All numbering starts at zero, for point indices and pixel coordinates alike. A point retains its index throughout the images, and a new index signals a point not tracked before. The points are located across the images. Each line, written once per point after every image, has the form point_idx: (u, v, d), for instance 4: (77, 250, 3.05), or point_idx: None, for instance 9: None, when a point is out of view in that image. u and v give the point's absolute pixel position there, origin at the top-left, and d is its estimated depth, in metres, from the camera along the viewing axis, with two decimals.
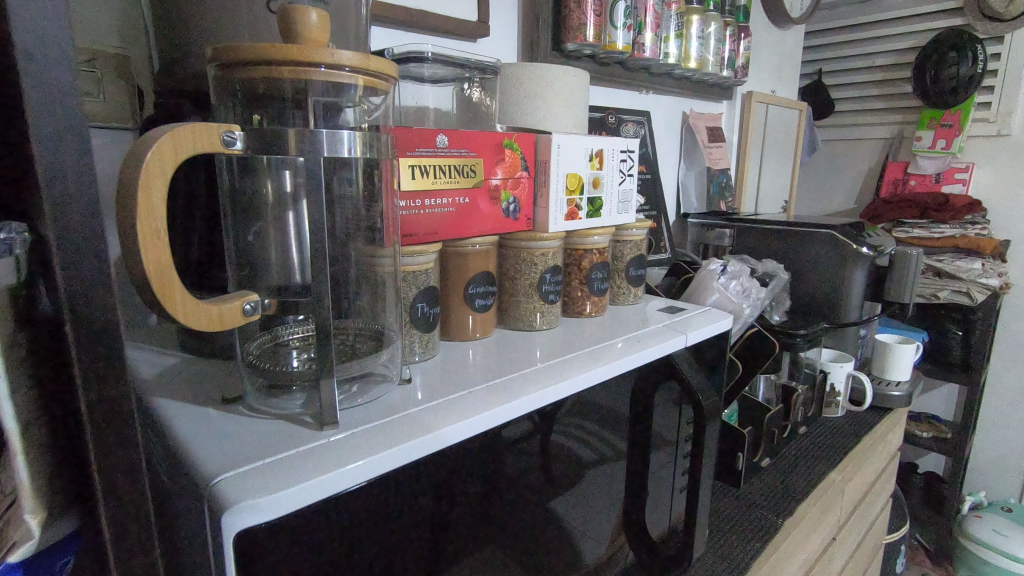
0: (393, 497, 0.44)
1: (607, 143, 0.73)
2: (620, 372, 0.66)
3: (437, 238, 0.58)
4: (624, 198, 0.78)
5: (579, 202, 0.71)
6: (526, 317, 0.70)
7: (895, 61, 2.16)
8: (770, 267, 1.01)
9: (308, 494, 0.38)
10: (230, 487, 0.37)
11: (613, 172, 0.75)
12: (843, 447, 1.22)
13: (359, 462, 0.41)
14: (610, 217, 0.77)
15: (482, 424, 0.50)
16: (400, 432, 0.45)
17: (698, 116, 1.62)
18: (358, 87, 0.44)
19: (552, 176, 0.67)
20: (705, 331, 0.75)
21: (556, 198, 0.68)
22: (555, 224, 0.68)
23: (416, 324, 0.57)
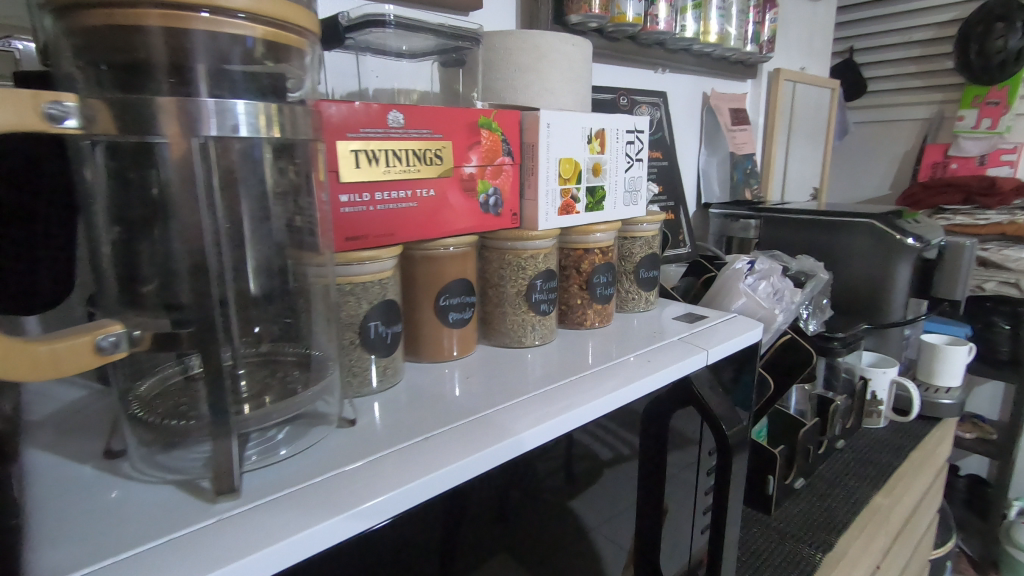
0: (453, 513, 0.40)
1: (610, 122, 0.61)
2: (626, 403, 0.54)
3: (395, 241, 0.47)
4: (631, 187, 0.66)
5: (576, 194, 0.59)
6: (515, 331, 0.59)
7: (936, 36, 1.98)
8: (806, 264, 0.88)
9: (385, 508, 0.36)
10: (282, 513, 0.33)
11: (617, 157, 0.64)
12: (889, 465, 1.08)
13: (410, 483, 0.37)
14: (615, 211, 0.65)
15: (551, 430, 0.47)
16: (469, 440, 0.42)
17: (719, 96, 1.49)
18: (262, 44, 0.33)
19: (542, 162, 0.55)
20: (730, 346, 0.63)
21: (546, 189, 0.56)
22: (545, 221, 0.57)
23: (369, 347, 0.46)
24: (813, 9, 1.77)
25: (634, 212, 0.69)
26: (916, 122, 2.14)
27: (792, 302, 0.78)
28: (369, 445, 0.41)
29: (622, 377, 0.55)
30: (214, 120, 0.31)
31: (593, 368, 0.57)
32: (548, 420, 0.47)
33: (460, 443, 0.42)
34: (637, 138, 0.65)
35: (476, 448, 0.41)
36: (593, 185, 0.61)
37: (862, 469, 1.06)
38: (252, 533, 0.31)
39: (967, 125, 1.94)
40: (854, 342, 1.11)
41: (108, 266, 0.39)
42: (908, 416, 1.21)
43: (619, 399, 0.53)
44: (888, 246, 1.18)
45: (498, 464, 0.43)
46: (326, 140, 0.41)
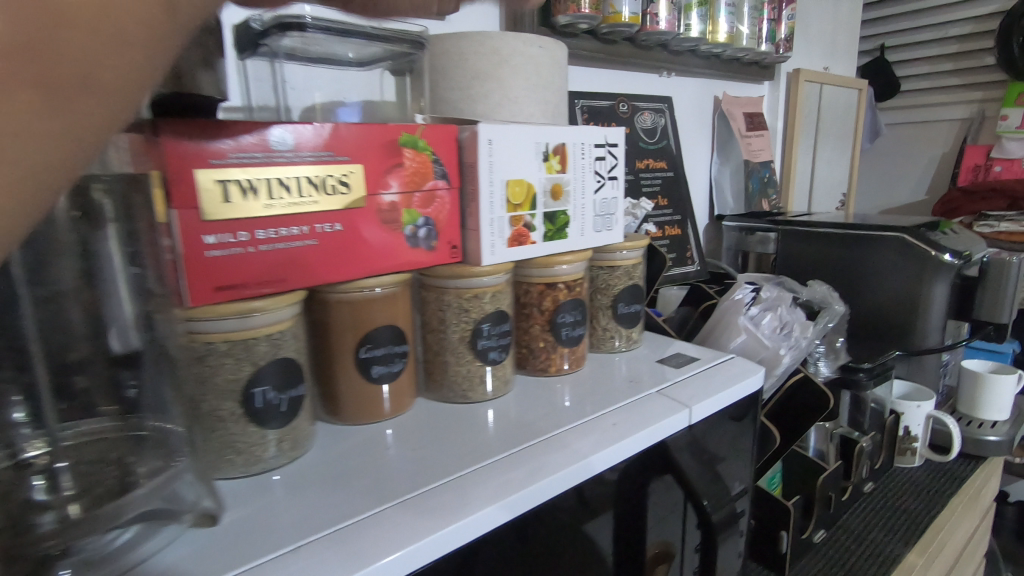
0: (535, 526, 0.41)
1: (572, 136, 0.52)
2: (577, 484, 0.44)
3: (287, 286, 0.39)
4: (602, 211, 0.57)
5: (530, 222, 0.51)
6: (459, 384, 0.50)
7: (974, 31, 1.83)
8: (819, 292, 0.77)
9: (470, 529, 0.37)
10: (296, 565, 0.32)
11: (583, 176, 0.55)
12: (925, 514, 0.95)
13: (487, 508, 0.38)
14: (583, 239, 0.56)
15: (627, 449, 0.47)
16: (501, 480, 0.40)
17: (732, 100, 1.38)
18: None
19: (484, 186, 0.47)
20: (723, 397, 0.53)
21: (490, 218, 0.48)
22: (489, 256, 0.48)
23: (256, 419, 0.38)
24: (836, 4, 1.64)
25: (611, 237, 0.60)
26: (954, 122, 1.98)
27: (803, 337, 0.67)
28: (231, 547, 0.33)
29: (585, 443, 0.46)
30: None
31: (553, 431, 0.47)
32: (510, 493, 0.39)
33: (492, 482, 0.40)
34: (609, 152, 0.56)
35: (505, 493, 0.39)
36: (552, 210, 0.52)
37: (890, 519, 0.93)
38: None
39: (1011, 125, 1.76)
40: (882, 374, 0.99)
41: None
42: (947, 455, 1.07)
43: (579, 472, 0.43)
44: (922, 264, 1.05)
45: (541, 501, 0.41)
46: (168, 170, 0.33)
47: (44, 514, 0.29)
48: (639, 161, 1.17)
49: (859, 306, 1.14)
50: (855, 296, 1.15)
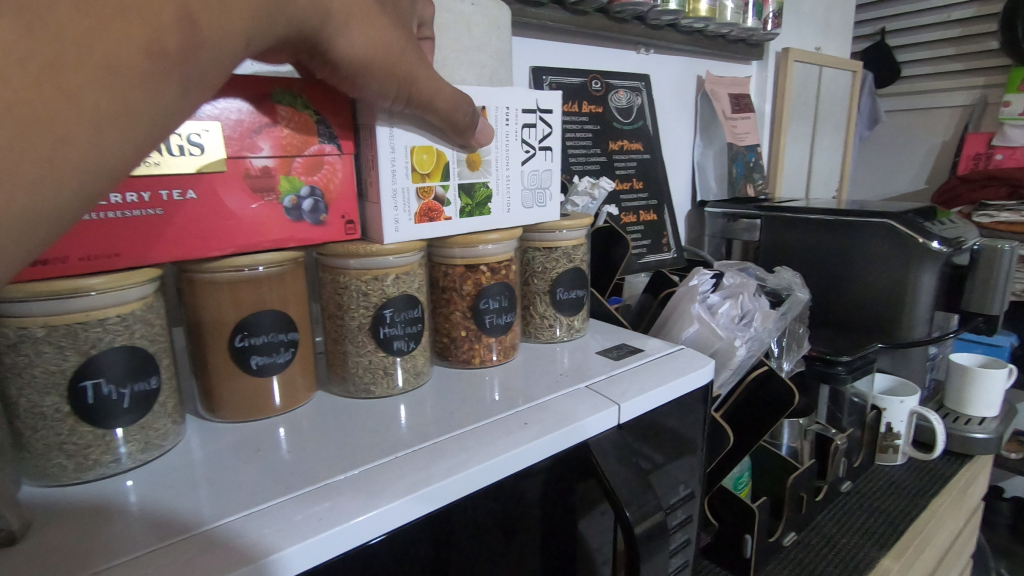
0: (525, 488, 0.41)
1: (493, 100, 0.48)
2: (484, 487, 0.38)
3: (124, 262, 0.34)
4: (532, 186, 0.52)
5: (441, 195, 0.46)
6: (361, 378, 0.45)
7: (977, 13, 1.75)
8: (785, 279, 0.73)
9: (452, 489, 0.36)
10: (228, 540, 0.30)
11: (508, 144, 0.50)
12: (903, 515, 0.89)
13: (479, 465, 0.37)
14: (508, 215, 0.51)
15: (622, 413, 0.45)
16: (396, 479, 0.35)
17: (716, 79, 1.31)
18: None
19: (385, 151, 0.42)
20: (663, 392, 0.48)
21: (391, 189, 0.43)
22: (392, 233, 0.43)
23: (88, 416, 0.33)
24: None
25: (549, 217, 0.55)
26: (956, 109, 1.91)
27: (764, 328, 0.62)
28: (36, 565, 0.28)
29: (499, 442, 0.40)
30: None
31: (473, 425, 0.42)
32: (422, 487, 0.35)
33: (450, 461, 0.37)
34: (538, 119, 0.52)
35: (397, 497, 0.34)
36: (468, 182, 0.48)
37: (867, 520, 0.88)
38: (228, 545, 0.30)
39: (1014, 111, 1.68)
40: (862, 367, 0.93)
41: None
42: (931, 452, 1.01)
43: (509, 465, 0.39)
44: (907, 252, 0.99)
45: (458, 498, 0.36)
46: None
47: None
48: (613, 143, 1.11)
49: (843, 297, 1.08)
50: (839, 287, 1.08)
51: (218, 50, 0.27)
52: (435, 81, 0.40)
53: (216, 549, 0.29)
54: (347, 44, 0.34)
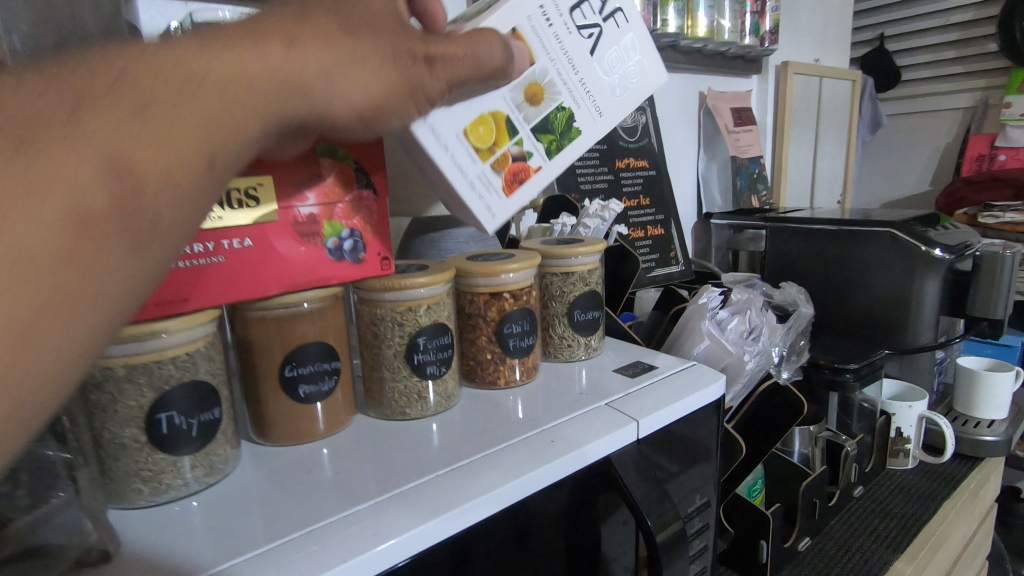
0: (547, 505, 0.44)
1: (521, 12, 0.44)
2: (511, 504, 0.41)
3: (191, 306, 0.38)
4: (614, 69, 0.49)
5: (521, 152, 0.47)
6: (397, 401, 0.48)
7: (975, 16, 1.78)
8: (791, 295, 0.77)
9: (481, 507, 0.39)
10: (286, 557, 0.33)
11: (563, 40, 0.47)
12: (915, 519, 0.91)
13: (504, 485, 0.41)
14: (603, 121, 0.50)
15: (620, 437, 0.48)
16: (431, 498, 0.39)
17: (718, 95, 1.34)
18: None
19: (443, 149, 0.43)
20: (676, 409, 0.51)
21: (467, 178, 0.45)
22: (490, 219, 0.47)
23: (162, 445, 0.37)
24: None
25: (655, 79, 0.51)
26: (957, 111, 1.93)
27: (770, 341, 0.66)
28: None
29: (511, 464, 0.43)
30: None
31: (500, 444, 0.45)
32: (453, 507, 0.38)
33: (461, 485, 0.40)
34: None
35: (430, 517, 0.37)
36: (539, 119, 0.47)
37: (880, 524, 0.90)
38: None
39: (1015, 112, 1.71)
40: (870, 374, 0.95)
41: None
42: (942, 456, 1.03)
43: (523, 488, 0.42)
44: (911, 260, 1.01)
45: (488, 515, 0.40)
46: None
47: None
48: (620, 161, 1.15)
49: (850, 304, 1.10)
50: (845, 295, 1.11)
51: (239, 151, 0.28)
52: (454, 69, 0.38)
53: (276, 566, 0.33)
54: (351, 104, 0.33)
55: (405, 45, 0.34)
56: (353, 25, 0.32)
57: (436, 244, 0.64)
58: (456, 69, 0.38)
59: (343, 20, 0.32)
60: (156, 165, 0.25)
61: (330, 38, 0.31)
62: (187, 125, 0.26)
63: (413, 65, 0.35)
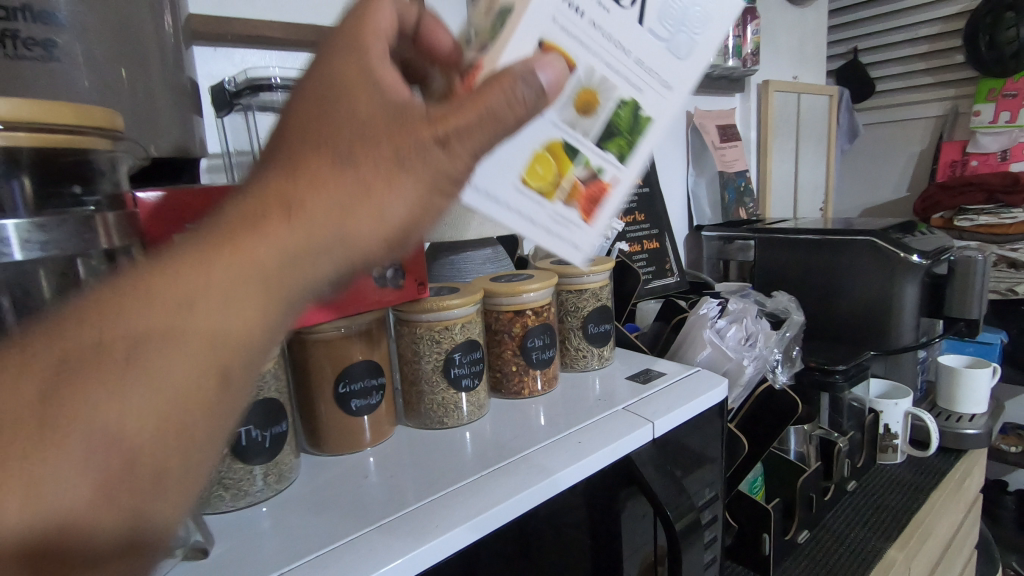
0: (572, 502, 0.49)
1: (537, 13, 0.34)
2: (522, 512, 0.45)
3: None
4: (673, 25, 0.37)
5: (591, 171, 0.38)
6: (435, 412, 0.54)
7: (943, 30, 1.88)
8: (782, 303, 0.84)
9: (492, 520, 0.42)
10: (339, 557, 0.37)
11: (602, 22, 0.36)
12: (905, 510, 0.97)
13: (511, 498, 0.44)
14: (677, 94, 0.38)
15: (611, 453, 0.51)
16: (453, 509, 0.42)
17: (705, 114, 1.42)
18: (59, 152, 0.30)
19: (505, 208, 0.37)
20: (684, 412, 0.56)
21: (539, 224, 0.38)
22: (579, 254, 0.39)
23: (241, 456, 0.42)
24: (803, 14, 1.69)
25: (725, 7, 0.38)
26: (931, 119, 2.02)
27: (766, 347, 0.72)
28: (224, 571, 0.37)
29: (499, 490, 0.45)
30: None
31: (524, 451, 0.50)
32: (451, 528, 0.40)
33: (444, 513, 0.42)
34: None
35: (442, 530, 0.40)
36: (598, 128, 0.37)
37: (873, 516, 0.96)
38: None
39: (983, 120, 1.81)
40: (857, 374, 1.02)
41: None
42: (927, 449, 1.10)
43: (501, 515, 0.43)
44: (891, 266, 1.08)
45: (500, 525, 0.43)
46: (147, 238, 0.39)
47: None
48: None
49: (836, 309, 1.16)
50: (831, 301, 1.17)
51: (269, 322, 0.26)
52: (473, 136, 0.29)
53: (328, 567, 0.36)
54: (377, 220, 0.28)
55: (408, 133, 0.29)
56: (345, 152, 0.28)
57: (456, 266, 0.70)
58: (482, 132, 0.29)
59: (335, 149, 0.28)
60: (180, 383, 0.23)
61: (326, 174, 0.27)
62: (202, 328, 0.24)
63: (427, 145, 0.29)
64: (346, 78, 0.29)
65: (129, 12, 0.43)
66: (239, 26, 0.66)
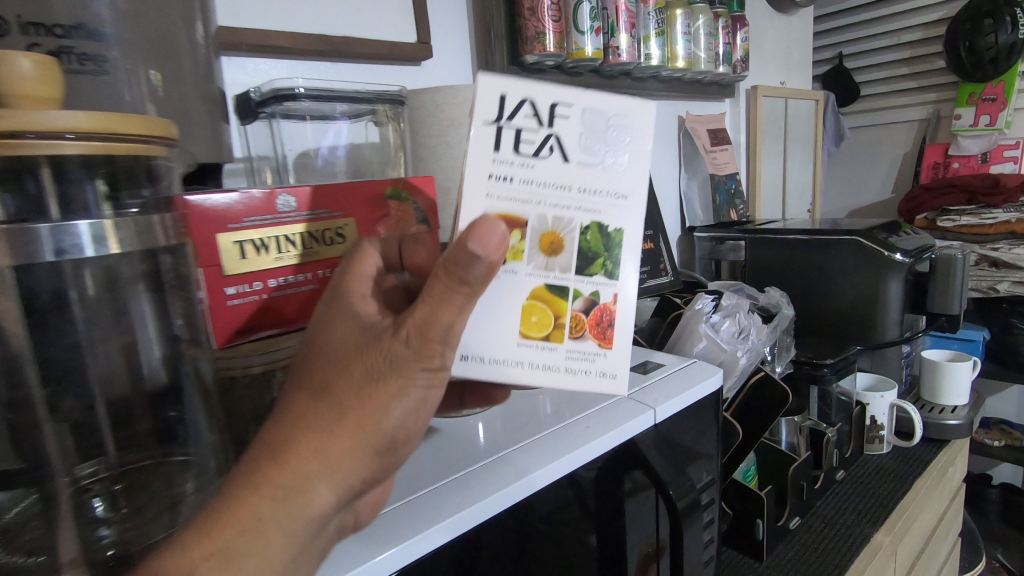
0: (580, 484, 0.52)
1: (473, 196, 0.37)
2: (500, 511, 0.46)
3: (294, 324, 0.46)
4: (599, 144, 0.38)
5: (587, 301, 0.41)
6: (450, 401, 0.57)
7: (924, 36, 1.94)
8: (772, 299, 0.88)
9: (469, 518, 0.44)
10: (343, 548, 0.40)
11: (531, 179, 0.38)
12: (891, 497, 1.01)
13: (488, 498, 0.45)
14: (634, 199, 0.39)
15: (617, 437, 0.54)
16: (442, 504, 0.44)
17: (695, 118, 1.47)
18: (121, 159, 0.33)
19: (519, 367, 0.40)
20: (681, 400, 0.60)
21: (559, 366, 0.41)
22: (615, 382, 0.41)
23: None
24: (789, 21, 1.75)
25: (643, 105, 0.39)
26: (913, 123, 2.08)
27: (758, 339, 0.76)
28: None
29: (484, 486, 0.46)
30: (45, 243, 0.30)
31: (528, 439, 0.53)
32: (426, 529, 0.42)
33: (418, 515, 0.43)
34: (512, 117, 0.37)
35: (419, 530, 0.42)
36: (574, 261, 0.40)
37: (861, 503, 1.00)
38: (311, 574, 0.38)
39: (964, 124, 1.87)
40: (845, 367, 1.06)
41: None
42: (912, 440, 1.14)
43: (472, 517, 0.44)
44: (875, 264, 1.13)
45: (476, 524, 0.45)
46: (192, 239, 0.40)
47: (101, 529, 0.36)
48: None
49: (823, 306, 1.21)
50: (818, 298, 1.22)
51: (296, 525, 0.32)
52: (438, 321, 0.33)
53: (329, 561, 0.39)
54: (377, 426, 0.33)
55: (380, 347, 0.34)
56: (343, 372, 0.33)
57: None
58: (442, 320, 0.34)
59: (333, 372, 0.33)
60: None
61: (326, 395, 0.33)
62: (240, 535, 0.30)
63: (398, 352, 0.33)
64: (348, 304, 0.36)
65: (161, 23, 0.46)
66: (253, 37, 0.71)
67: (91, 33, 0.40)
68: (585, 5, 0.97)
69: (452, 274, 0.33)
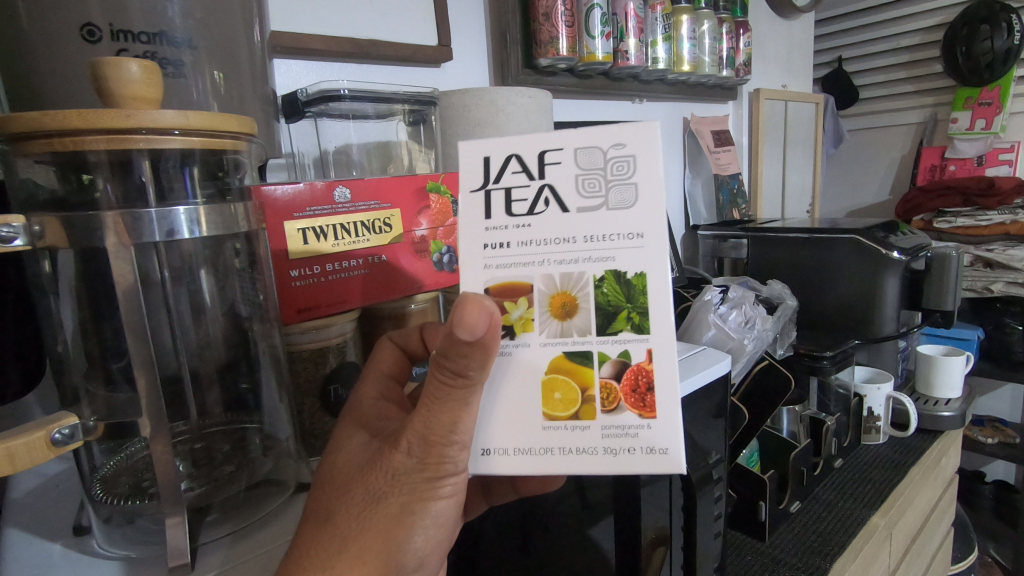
0: None
1: (471, 269, 0.37)
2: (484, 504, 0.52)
3: (349, 305, 0.50)
4: (599, 187, 0.36)
5: (616, 364, 0.37)
6: None
7: (923, 40, 1.97)
8: (776, 290, 0.94)
9: None
10: None
11: (529, 244, 0.37)
12: (886, 483, 1.06)
13: None
14: (653, 238, 0.35)
15: None
16: None
17: (700, 120, 1.51)
18: (207, 151, 0.38)
19: (550, 455, 0.38)
20: (697, 380, 0.64)
21: (598, 448, 0.37)
22: (667, 458, 0.36)
23: (329, 409, 0.50)
24: (789, 26, 1.79)
25: (642, 131, 0.36)
26: (910, 126, 2.13)
27: (764, 329, 0.81)
28: None
29: None
30: (155, 227, 0.34)
31: None
32: None
33: None
34: (501, 177, 0.37)
35: None
36: (595, 320, 0.37)
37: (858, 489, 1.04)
38: None
39: (961, 127, 1.91)
40: (843, 359, 1.10)
41: (61, 359, 0.40)
42: (907, 430, 1.18)
43: None
44: (874, 262, 1.17)
45: None
46: (263, 226, 0.44)
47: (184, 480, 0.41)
48: None
49: (823, 303, 1.25)
50: (818, 293, 1.26)
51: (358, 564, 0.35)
52: (440, 424, 0.36)
53: None
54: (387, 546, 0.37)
55: (381, 467, 0.38)
56: (345, 495, 0.38)
57: None
58: (441, 416, 0.36)
59: (338, 491, 0.38)
60: None
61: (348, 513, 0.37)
62: None
63: (401, 464, 0.37)
64: (348, 430, 0.42)
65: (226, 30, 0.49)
66: (287, 41, 0.75)
67: (170, 39, 0.45)
68: (596, 11, 1.01)
69: (445, 368, 0.35)
